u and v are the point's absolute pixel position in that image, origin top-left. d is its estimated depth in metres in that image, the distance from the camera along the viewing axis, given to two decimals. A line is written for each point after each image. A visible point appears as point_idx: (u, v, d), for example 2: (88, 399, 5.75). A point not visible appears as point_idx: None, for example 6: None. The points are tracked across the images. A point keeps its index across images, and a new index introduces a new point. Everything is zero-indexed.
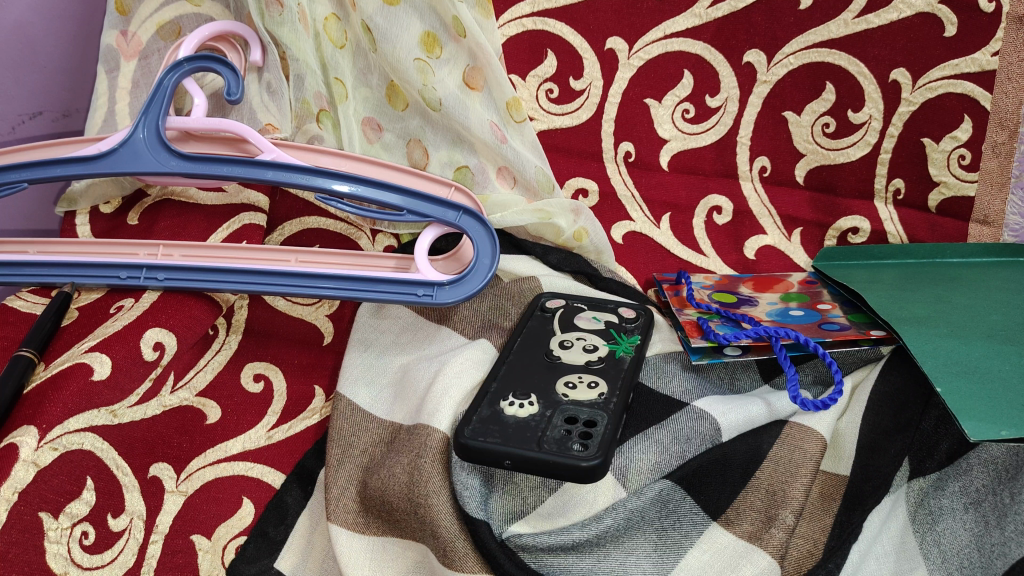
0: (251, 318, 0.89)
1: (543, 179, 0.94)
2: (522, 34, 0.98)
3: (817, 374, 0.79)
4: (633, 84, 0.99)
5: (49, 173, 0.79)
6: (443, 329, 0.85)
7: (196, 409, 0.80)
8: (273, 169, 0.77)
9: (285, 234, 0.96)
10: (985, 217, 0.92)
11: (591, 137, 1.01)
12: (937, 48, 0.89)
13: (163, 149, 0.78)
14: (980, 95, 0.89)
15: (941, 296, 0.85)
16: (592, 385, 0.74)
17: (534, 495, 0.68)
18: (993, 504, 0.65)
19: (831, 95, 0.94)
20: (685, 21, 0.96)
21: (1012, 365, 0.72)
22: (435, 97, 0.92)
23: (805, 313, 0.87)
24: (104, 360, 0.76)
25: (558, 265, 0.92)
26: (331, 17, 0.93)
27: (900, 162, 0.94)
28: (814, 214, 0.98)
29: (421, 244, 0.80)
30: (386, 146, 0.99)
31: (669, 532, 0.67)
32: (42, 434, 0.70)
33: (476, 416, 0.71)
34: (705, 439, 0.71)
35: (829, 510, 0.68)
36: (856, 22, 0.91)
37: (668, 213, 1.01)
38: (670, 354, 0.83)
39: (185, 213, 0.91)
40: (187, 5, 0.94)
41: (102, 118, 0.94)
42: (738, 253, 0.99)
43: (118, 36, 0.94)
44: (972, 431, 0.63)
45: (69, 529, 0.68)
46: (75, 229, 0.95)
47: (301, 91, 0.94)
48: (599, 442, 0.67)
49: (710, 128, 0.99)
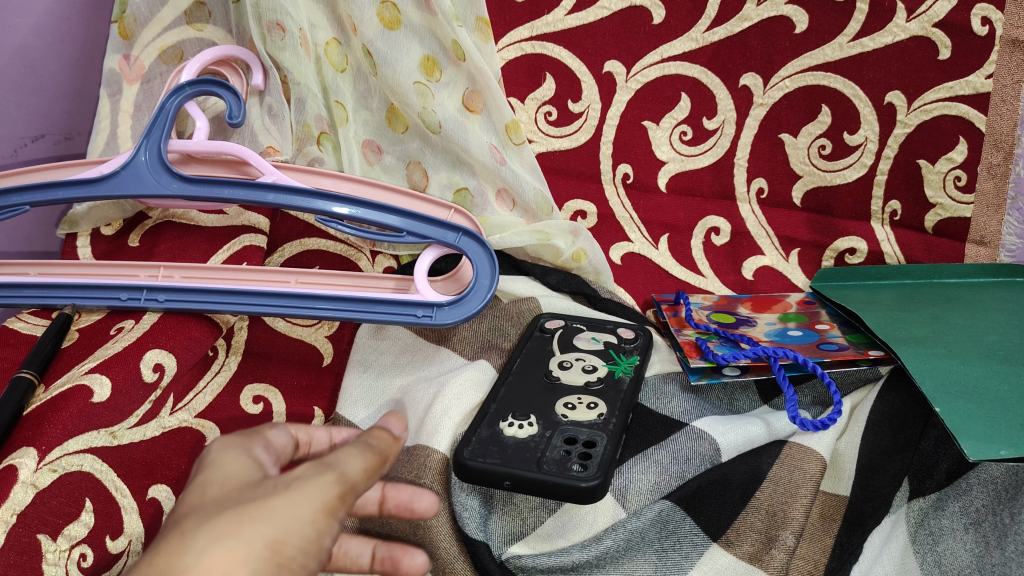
0: (250, 338, 0.88)
1: (542, 202, 0.95)
2: (521, 58, 0.99)
3: (817, 394, 0.80)
4: (631, 106, 1.00)
5: (51, 196, 0.80)
6: (442, 349, 0.85)
7: (196, 431, 0.79)
8: (273, 192, 0.77)
9: (285, 256, 0.96)
10: (981, 238, 0.94)
11: (590, 159, 1.02)
12: (931, 70, 0.91)
13: (164, 171, 0.79)
14: (974, 117, 0.91)
15: (939, 316, 0.85)
16: (591, 406, 0.74)
17: (534, 516, 0.68)
18: (993, 524, 0.65)
19: (826, 118, 0.95)
20: (681, 45, 0.97)
21: (1010, 386, 0.73)
22: (435, 120, 0.93)
23: (804, 332, 0.87)
24: (104, 381, 0.76)
25: (557, 286, 0.92)
26: (332, 41, 0.95)
27: (896, 184, 0.95)
28: (811, 235, 0.99)
29: (421, 265, 0.81)
30: (386, 167, 1.00)
31: (669, 552, 0.66)
32: (41, 455, 0.70)
33: (476, 437, 0.71)
34: (705, 458, 0.71)
35: (828, 531, 0.68)
36: (850, 45, 0.92)
37: (666, 234, 1.01)
38: (669, 374, 0.83)
39: (186, 235, 0.92)
40: (188, 30, 0.95)
41: (104, 141, 0.94)
42: (736, 274, 1.00)
43: (120, 61, 0.94)
44: (971, 450, 0.63)
45: (67, 551, 0.67)
46: (76, 252, 0.95)
47: (301, 114, 0.95)
48: (599, 462, 0.67)
49: (706, 150, 1.00)
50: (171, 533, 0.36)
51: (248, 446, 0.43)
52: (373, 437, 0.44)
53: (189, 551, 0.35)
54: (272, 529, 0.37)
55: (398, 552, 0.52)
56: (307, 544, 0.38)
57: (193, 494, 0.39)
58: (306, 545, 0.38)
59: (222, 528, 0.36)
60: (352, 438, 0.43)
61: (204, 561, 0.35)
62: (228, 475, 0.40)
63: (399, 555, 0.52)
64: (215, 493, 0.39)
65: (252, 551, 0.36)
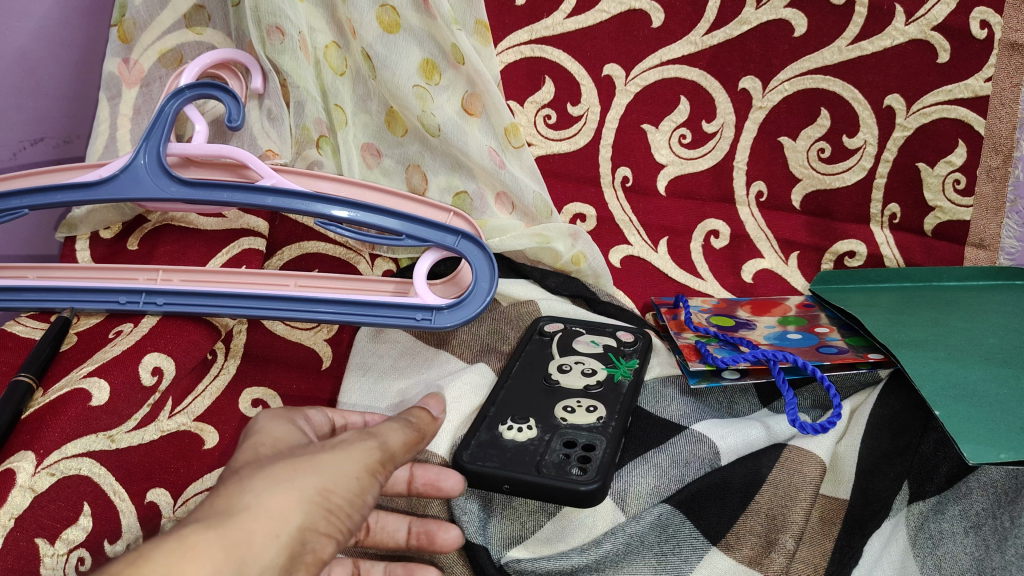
0: (249, 342, 0.88)
1: (541, 204, 0.95)
2: (520, 61, 0.99)
3: (817, 398, 0.79)
4: (630, 110, 1.00)
5: (50, 199, 0.80)
6: (442, 352, 0.85)
7: (194, 435, 0.79)
8: (273, 195, 0.77)
9: (284, 259, 0.96)
10: (980, 241, 0.94)
11: (589, 162, 1.02)
12: (930, 74, 0.91)
13: (163, 175, 0.79)
14: (973, 120, 0.91)
15: (937, 319, 0.85)
16: (591, 409, 0.74)
17: (533, 519, 0.68)
18: (993, 528, 0.65)
19: (826, 121, 0.95)
20: (680, 49, 0.97)
21: (1010, 389, 0.72)
22: (434, 123, 0.93)
23: (803, 336, 0.87)
24: (102, 385, 0.76)
25: (556, 289, 0.92)
26: (331, 45, 0.95)
27: (895, 187, 0.95)
28: (810, 238, 0.99)
29: (421, 268, 0.81)
30: (385, 171, 1.00)
31: (669, 556, 0.66)
32: (38, 459, 0.70)
33: (474, 440, 0.71)
34: (705, 462, 0.71)
35: (828, 535, 0.67)
36: (849, 48, 0.92)
37: (665, 237, 1.01)
38: (668, 378, 0.82)
39: (185, 238, 0.92)
40: (188, 33, 0.95)
41: (103, 144, 0.94)
42: (735, 277, 1.00)
43: (120, 64, 0.94)
44: (971, 454, 0.63)
45: (65, 555, 0.67)
46: (75, 255, 0.95)
47: (301, 117, 0.95)
48: (598, 465, 0.67)
49: (706, 153, 0.99)
50: (234, 477, 0.45)
51: (289, 425, 0.55)
52: (412, 417, 0.57)
53: (251, 489, 0.44)
54: (322, 476, 0.46)
55: (434, 529, 0.63)
56: (349, 492, 0.47)
57: (251, 454, 0.49)
58: (348, 492, 0.47)
59: (280, 473, 0.45)
60: (395, 415, 0.56)
61: (265, 500, 0.43)
62: (278, 443, 0.51)
63: (435, 531, 0.63)
64: (268, 450, 0.50)
65: (310, 491, 0.45)
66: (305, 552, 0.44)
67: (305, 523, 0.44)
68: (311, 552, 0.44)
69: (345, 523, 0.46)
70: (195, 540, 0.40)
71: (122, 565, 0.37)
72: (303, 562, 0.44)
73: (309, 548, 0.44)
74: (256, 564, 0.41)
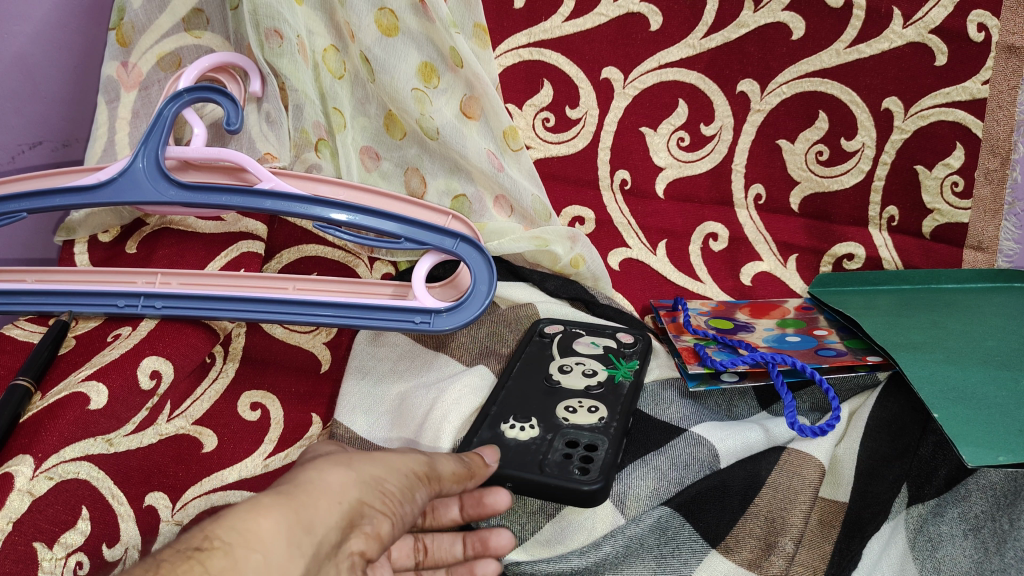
0: (248, 345, 0.88)
1: (539, 207, 0.95)
2: (518, 65, 1.00)
3: (815, 400, 0.79)
4: (628, 112, 1.00)
5: (48, 203, 0.80)
6: (441, 355, 0.85)
7: (191, 438, 0.79)
8: (272, 199, 0.77)
9: (283, 262, 0.96)
10: (979, 242, 0.94)
11: (587, 165, 1.02)
12: (928, 76, 0.91)
13: (162, 179, 0.79)
14: (971, 123, 0.91)
15: (936, 321, 0.85)
16: (592, 410, 0.74)
17: (532, 521, 0.67)
18: (992, 531, 0.65)
19: (824, 123, 0.95)
20: (679, 52, 0.97)
21: (1008, 391, 0.72)
22: (433, 126, 0.93)
23: (802, 338, 0.87)
24: (100, 389, 0.75)
25: (555, 291, 0.92)
26: (330, 48, 0.95)
27: (894, 189, 0.95)
28: (809, 241, 0.99)
29: (419, 271, 0.81)
30: (383, 174, 1.00)
31: (668, 559, 0.66)
32: (36, 463, 0.69)
33: (477, 438, 0.71)
34: (705, 464, 0.71)
35: (827, 538, 0.67)
36: (847, 52, 0.92)
37: (664, 240, 1.01)
38: (667, 380, 0.82)
39: (183, 241, 0.91)
40: (187, 37, 0.95)
41: (102, 148, 0.94)
42: (733, 280, 1.00)
43: (119, 68, 0.94)
44: (970, 456, 0.63)
45: (63, 559, 0.66)
46: (74, 259, 0.95)
47: (299, 121, 0.95)
48: (599, 466, 0.67)
49: (705, 156, 1.00)
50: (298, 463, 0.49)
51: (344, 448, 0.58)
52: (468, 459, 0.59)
53: (316, 467, 0.47)
54: (379, 466, 0.50)
55: (487, 534, 0.63)
56: (400, 484, 0.50)
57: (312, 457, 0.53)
58: (399, 483, 0.50)
59: (339, 458, 0.49)
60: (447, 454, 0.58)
61: (327, 473, 0.47)
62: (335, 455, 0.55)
63: (489, 535, 0.63)
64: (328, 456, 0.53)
65: (364, 474, 0.48)
66: (363, 523, 0.47)
67: (363, 498, 0.47)
68: (369, 525, 0.47)
69: (399, 508, 0.49)
70: (267, 504, 0.43)
71: (209, 523, 0.41)
72: (361, 531, 0.46)
73: (367, 520, 0.47)
74: (321, 526, 0.43)
